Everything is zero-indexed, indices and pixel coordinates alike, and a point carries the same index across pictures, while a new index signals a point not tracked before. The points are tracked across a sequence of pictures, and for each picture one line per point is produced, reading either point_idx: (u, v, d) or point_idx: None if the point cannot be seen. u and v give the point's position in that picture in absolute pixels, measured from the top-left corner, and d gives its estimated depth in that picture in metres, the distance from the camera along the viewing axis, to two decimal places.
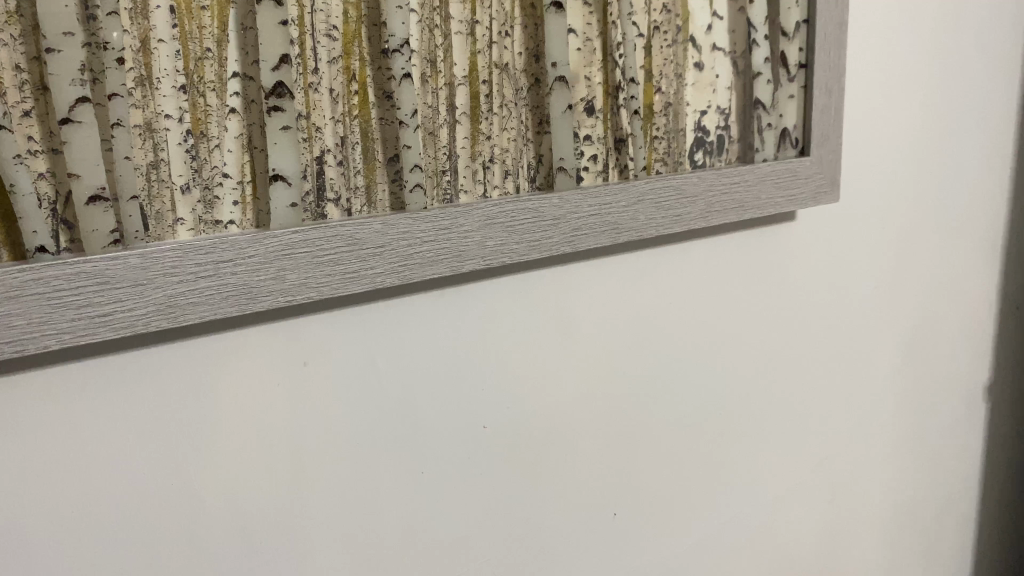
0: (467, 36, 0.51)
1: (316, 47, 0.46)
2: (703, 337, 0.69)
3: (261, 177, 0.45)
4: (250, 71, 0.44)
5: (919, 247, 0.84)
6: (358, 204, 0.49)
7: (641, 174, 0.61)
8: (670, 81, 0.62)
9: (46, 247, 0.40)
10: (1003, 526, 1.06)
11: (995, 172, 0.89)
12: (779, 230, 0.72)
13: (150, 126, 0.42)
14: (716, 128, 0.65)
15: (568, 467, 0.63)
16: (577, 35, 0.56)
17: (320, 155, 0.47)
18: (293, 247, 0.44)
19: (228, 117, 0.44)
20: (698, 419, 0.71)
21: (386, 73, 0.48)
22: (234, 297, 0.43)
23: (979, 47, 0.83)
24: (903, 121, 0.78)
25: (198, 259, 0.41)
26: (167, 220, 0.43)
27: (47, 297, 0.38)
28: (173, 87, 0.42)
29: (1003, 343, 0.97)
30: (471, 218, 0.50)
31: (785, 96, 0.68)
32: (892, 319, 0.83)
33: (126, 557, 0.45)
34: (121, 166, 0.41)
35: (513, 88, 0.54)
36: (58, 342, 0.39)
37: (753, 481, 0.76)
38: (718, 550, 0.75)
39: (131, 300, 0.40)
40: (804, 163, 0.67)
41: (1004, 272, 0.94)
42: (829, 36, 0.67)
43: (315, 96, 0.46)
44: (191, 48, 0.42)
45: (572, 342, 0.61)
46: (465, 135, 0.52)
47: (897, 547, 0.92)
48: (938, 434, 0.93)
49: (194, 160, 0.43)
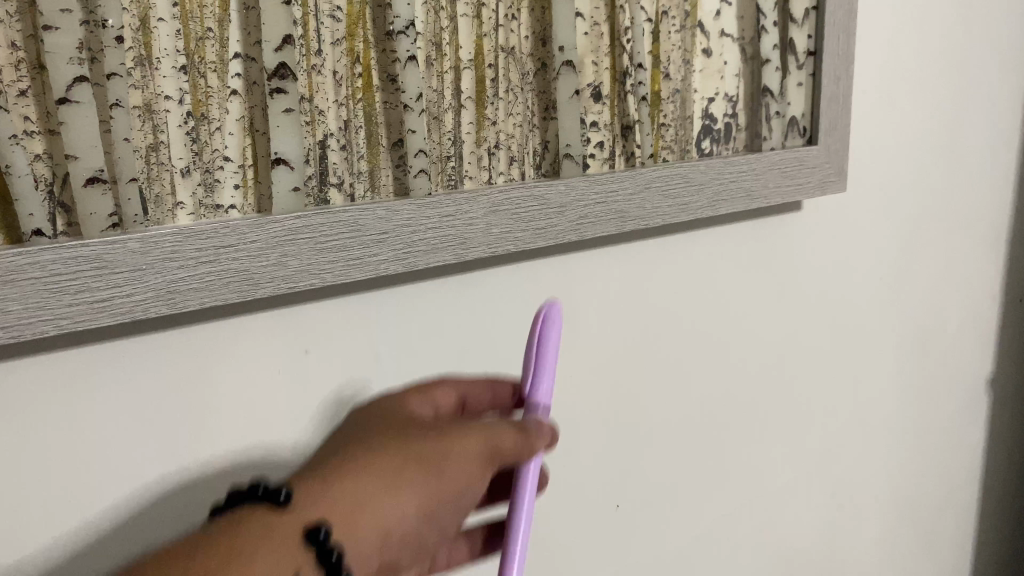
0: (473, 18, 0.50)
1: (319, 27, 0.45)
2: (707, 330, 0.69)
3: (262, 161, 0.45)
4: (252, 51, 0.43)
5: (924, 240, 0.83)
6: (361, 189, 0.48)
7: (648, 162, 0.60)
8: (677, 66, 0.61)
9: (43, 230, 0.39)
10: (1004, 520, 1.06)
11: (1002, 164, 0.88)
12: (784, 223, 0.71)
13: (149, 107, 0.41)
14: (724, 116, 0.64)
15: (570, 460, 0.63)
16: (585, 18, 0.55)
17: (323, 139, 0.46)
18: (295, 233, 0.43)
19: (229, 99, 0.43)
20: (699, 414, 0.71)
21: (391, 55, 0.47)
22: (235, 284, 0.42)
23: (988, 38, 0.82)
24: (910, 113, 0.77)
25: (198, 244, 0.41)
26: (167, 204, 0.42)
27: (44, 281, 0.37)
28: (174, 68, 0.41)
29: (1006, 337, 0.96)
30: (477, 205, 0.49)
31: (794, 84, 0.67)
32: (895, 313, 0.83)
33: (126, 549, 0.44)
34: (120, 148, 0.40)
35: (519, 72, 0.53)
36: (56, 328, 0.38)
37: (754, 476, 0.76)
38: (718, 543, 0.75)
39: (130, 285, 0.39)
40: (812, 152, 0.66)
41: (1008, 265, 0.93)
42: (839, 22, 0.65)
43: (319, 78, 0.45)
44: (192, 27, 0.41)
45: (575, 334, 0.61)
46: (470, 120, 0.51)
47: (896, 542, 0.92)
48: (940, 429, 0.93)
49: (194, 143, 0.42)
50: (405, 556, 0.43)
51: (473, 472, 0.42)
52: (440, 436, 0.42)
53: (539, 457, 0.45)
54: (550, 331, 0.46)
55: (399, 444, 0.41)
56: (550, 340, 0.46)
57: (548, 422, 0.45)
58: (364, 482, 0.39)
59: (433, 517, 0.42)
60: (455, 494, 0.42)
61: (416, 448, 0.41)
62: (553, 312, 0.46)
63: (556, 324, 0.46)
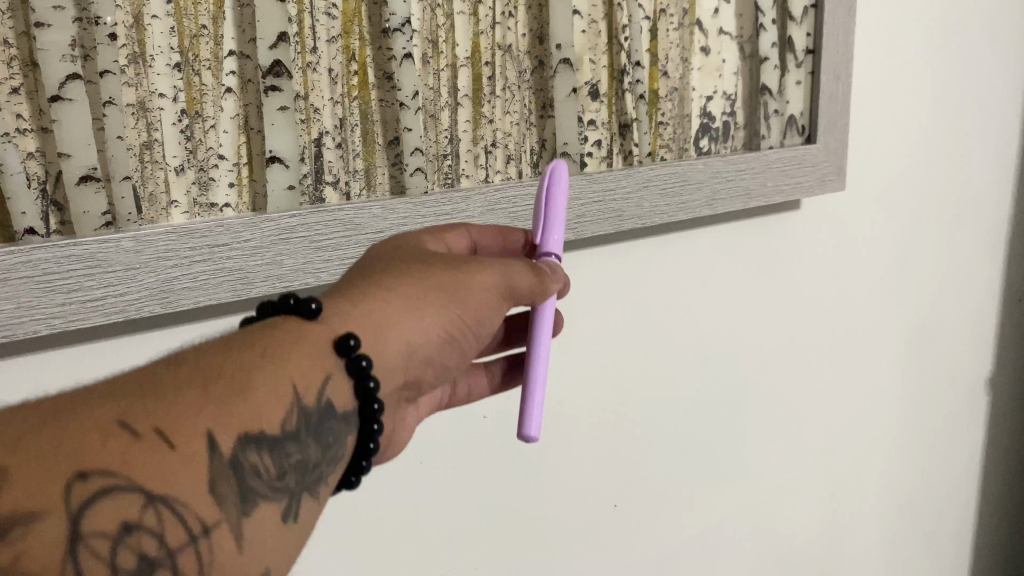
0: (470, 16, 0.50)
1: (314, 25, 0.45)
2: (706, 329, 0.69)
3: (257, 159, 0.44)
4: (246, 49, 0.43)
5: (923, 239, 0.83)
6: (357, 187, 0.47)
7: (646, 161, 0.59)
8: (676, 65, 0.60)
9: (35, 228, 0.39)
10: (1005, 520, 1.05)
11: (1004, 162, 0.88)
12: (783, 222, 0.71)
13: (143, 105, 0.41)
14: (722, 114, 0.63)
15: (568, 459, 0.63)
16: (582, 16, 0.55)
17: (318, 137, 0.46)
18: (290, 231, 0.43)
19: (224, 97, 0.43)
20: (698, 413, 0.70)
21: (387, 53, 0.47)
22: (229, 283, 0.42)
23: (989, 35, 0.81)
24: (909, 112, 0.77)
25: (192, 242, 0.40)
26: (161, 203, 0.42)
27: (37, 280, 0.37)
28: (168, 65, 0.41)
29: (1006, 336, 0.96)
30: (473, 204, 0.49)
31: (793, 83, 0.66)
32: (894, 312, 0.83)
33: None
34: (114, 146, 0.40)
35: (516, 70, 0.53)
36: (49, 327, 0.38)
37: (752, 476, 0.76)
38: (716, 542, 0.75)
39: (123, 284, 0.39)
40: (810, 150, 0.65)
41: (1010, 264, 0.93)
42: (837, 21, 0.64)
43: (314, 75, 0.45)
44: (186, 24, 0.41)
45: (573, 334, 0.60)
46: (467, 118, 0.51)
47: (895, 542, 0.92)
48: (939, 428, 0.93)
49: (189, 141, 0.42)
50: (437, 375, 0.43)
51: (491, 302, 0.41)
52: (451, 259, 0.41)
53: (555, 298, 0.44)
54: (557, 196, 0.44)
55: (419, 268, 0.40)
56: (560, 195, 0.44)
57: (562, 268, 0.44)
58: (390, 304, 0.39)
59: (461, 340, 0.42)
60: (481, 316, 0.41)
61: (436, 275, 0.40)
62: (560, 177, 0.44)
63: (563, 182, 0.44)
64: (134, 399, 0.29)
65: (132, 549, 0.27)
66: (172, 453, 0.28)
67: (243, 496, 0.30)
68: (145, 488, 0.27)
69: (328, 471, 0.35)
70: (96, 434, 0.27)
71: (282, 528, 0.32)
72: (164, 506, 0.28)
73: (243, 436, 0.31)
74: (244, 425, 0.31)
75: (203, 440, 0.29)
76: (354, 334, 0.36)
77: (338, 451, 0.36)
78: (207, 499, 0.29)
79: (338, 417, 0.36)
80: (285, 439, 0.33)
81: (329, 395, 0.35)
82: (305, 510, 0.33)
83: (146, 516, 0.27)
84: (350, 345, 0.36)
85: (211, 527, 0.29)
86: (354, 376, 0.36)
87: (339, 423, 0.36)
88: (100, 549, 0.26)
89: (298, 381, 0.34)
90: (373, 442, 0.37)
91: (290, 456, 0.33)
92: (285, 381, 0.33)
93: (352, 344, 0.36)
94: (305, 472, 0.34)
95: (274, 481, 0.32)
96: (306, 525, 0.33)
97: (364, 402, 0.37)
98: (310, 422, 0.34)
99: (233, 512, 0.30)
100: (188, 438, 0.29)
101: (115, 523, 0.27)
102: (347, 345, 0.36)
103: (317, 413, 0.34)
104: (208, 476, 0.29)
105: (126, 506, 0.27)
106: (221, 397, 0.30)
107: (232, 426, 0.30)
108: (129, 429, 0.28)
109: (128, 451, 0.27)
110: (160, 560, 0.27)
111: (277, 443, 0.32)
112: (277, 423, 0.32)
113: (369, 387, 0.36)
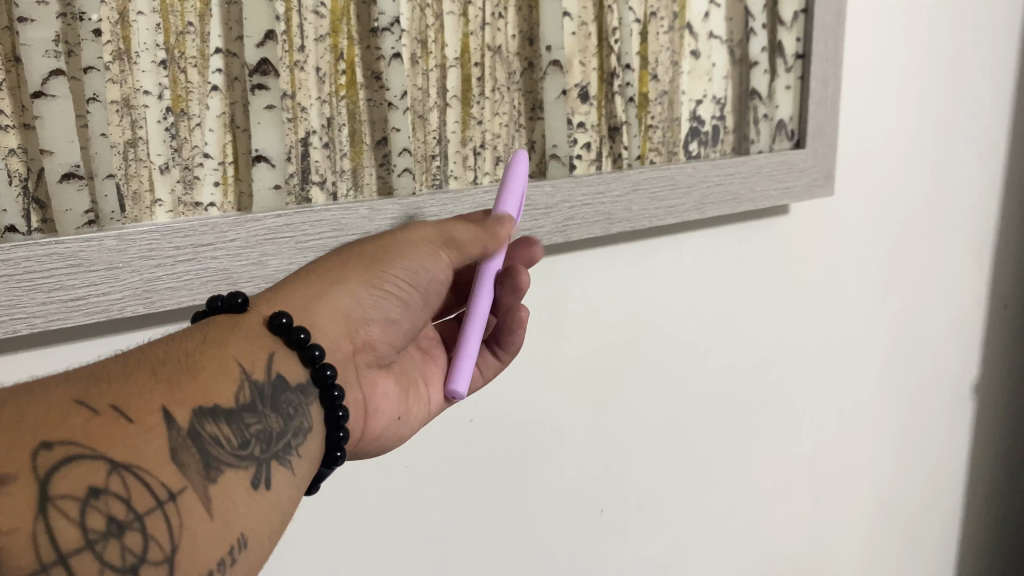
0: (459, 16, 0.50)
1: (302, 24, 0.44)
2: (693, 333, 0.69)
3: (243, 158, 0.44)
4: (233, 47, 0.43)
5: (909, 244, 0.83)
6: (344, 187, 0.47)
7: (635, 164, 0.59)
8: (666, 69, 0.61)
9: (17, 226, 0.38)
10: (990, 525, 1.06)
11: (991, 167, 0.88)
12: (772, 226, 0.71)
13: (128, 102, 0.40)
14: (712, 118, 0.64)
15: (556, 463, 0.63)
16: (572, 18, 0.55)
17: (305, 136, 0.45)
18: (276, 231, 0.43)
19: (210, 95, 0.43)
20: (685, 415, 0.70)
21: (375, 52, 0.47)
22: (213, 283, 0.42)
23: (978, 40, 0.82)
24: (898, 116, 0.77)
25: (176, 241, 0.40)
26: (145, 201, 0.41)
27: (16, 279, 0.36)
28: (153, 62, 0.41)
29: (992, 342, 0.96)
30: (461, 205, 0.50)
31: (783, 87, 0.66)
32: (881, 316, 0.83)
33: None
34: (97, 143, 0.40)
35: (506, 71, 0.53)
36: (27, 327, 0.37)
37: (741, 478, 0.77)
38: (702, 545, 0.76)
39: (105, 283, 0.39)
40: (799, 155, 0.65)
41: (996, 269, 0.93)
42: (828, 26, 0.64)
43: (301, 74, 0.45)
44: (172, 21, 0.41)
45: (560, 337, 0.60)
46: (456, 119, 0.51)
47: (881, 545, 0.93)
48: (925, 433, 0.93)
49: (173, 139, 0.42)
50: (385, 329, 0.44)
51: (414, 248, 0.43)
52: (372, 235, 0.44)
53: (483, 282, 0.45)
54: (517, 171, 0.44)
55: (339, 252, 0.42)
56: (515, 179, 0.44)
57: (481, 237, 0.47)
58: (310, 281, 0.41)
59: (396, 293, 0.43)
60: (411, 266, 0.43)
61: (356, 252, 0.42)
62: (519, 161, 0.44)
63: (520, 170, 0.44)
64: (90, 386, 0.30)
65: (101, 511, 0.27)
66: (130, 426, 0.29)
67: (206, 464, 0.31)
68: (109, 456, 0.28)
69: (295, 440, 0.36)
70: (56, 412, 0.28)
71: (252, 494, 0.33)
72: (128, 472, 0.28)
73: (198, 410, 0.32)
74: (196, 400, 0.32)
75: (159, 415, 0.31)
76: (287, 313, 0.38)
77: (303, 421, 0.37)
78: (170, 468, 0.30)
79: (294, 390, 0.37)
80: (241, 411, 0.34)
81: (277, 369, 0.37)
82: (275, 477, 0.34)
83: (112, 481, 0.28)
84: (283, 322, 0.37)
85: (176, 493, 0.30)
86: (297, 350, 0.38)
87: (295, 395, 0.37)
88: (70, 511, 0.26)
89: (242, 360, 0.35)
90: (339, 408, 0.38)
91: (250, 427, 0.34)
92: (230, 362, 0.35)
93: (284, 322, 0.37)
94: (270, 441, 0.34)
95: (236, 449, 0.33)
96: (278, 491, 0.34)
97: (316, 370, 0.38)
98: (265, 396, 0.35)
99: (198, 478, 0.31)
100: (143, 413, 0.30)
101: (82, 487, 0.27)
102: (279, 324, 0.37)
103: (270, 387, 0.36)
104: (167, 446, 0.30)
105: (91, 472, 0.28)
106: (170, 380, 0.32)
107: (184, 400, 0.32)
108: (87, 406, 0.29)
109: (89, 424, 0.28)
110: (129, 522, 0.28)
111: (235, 416, 0.33)
112: (230, 397, 0.34)
113: (315, 355, 0.38)
